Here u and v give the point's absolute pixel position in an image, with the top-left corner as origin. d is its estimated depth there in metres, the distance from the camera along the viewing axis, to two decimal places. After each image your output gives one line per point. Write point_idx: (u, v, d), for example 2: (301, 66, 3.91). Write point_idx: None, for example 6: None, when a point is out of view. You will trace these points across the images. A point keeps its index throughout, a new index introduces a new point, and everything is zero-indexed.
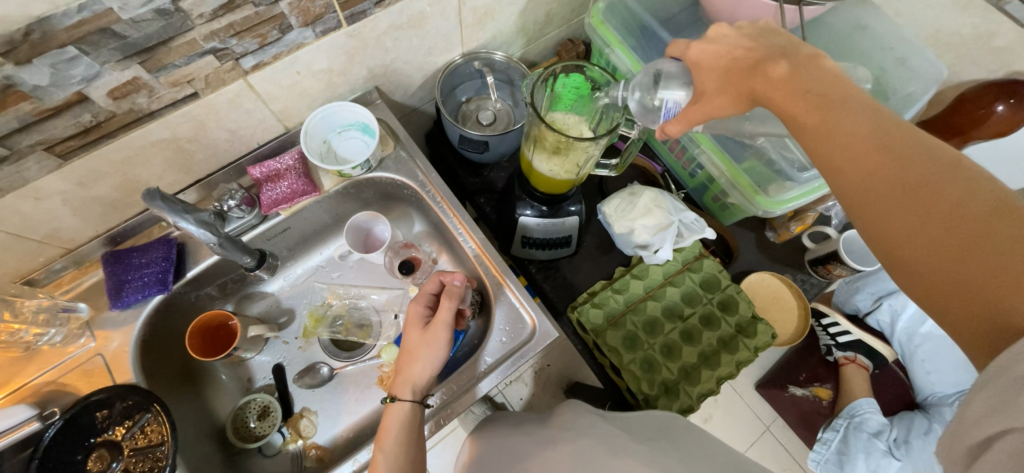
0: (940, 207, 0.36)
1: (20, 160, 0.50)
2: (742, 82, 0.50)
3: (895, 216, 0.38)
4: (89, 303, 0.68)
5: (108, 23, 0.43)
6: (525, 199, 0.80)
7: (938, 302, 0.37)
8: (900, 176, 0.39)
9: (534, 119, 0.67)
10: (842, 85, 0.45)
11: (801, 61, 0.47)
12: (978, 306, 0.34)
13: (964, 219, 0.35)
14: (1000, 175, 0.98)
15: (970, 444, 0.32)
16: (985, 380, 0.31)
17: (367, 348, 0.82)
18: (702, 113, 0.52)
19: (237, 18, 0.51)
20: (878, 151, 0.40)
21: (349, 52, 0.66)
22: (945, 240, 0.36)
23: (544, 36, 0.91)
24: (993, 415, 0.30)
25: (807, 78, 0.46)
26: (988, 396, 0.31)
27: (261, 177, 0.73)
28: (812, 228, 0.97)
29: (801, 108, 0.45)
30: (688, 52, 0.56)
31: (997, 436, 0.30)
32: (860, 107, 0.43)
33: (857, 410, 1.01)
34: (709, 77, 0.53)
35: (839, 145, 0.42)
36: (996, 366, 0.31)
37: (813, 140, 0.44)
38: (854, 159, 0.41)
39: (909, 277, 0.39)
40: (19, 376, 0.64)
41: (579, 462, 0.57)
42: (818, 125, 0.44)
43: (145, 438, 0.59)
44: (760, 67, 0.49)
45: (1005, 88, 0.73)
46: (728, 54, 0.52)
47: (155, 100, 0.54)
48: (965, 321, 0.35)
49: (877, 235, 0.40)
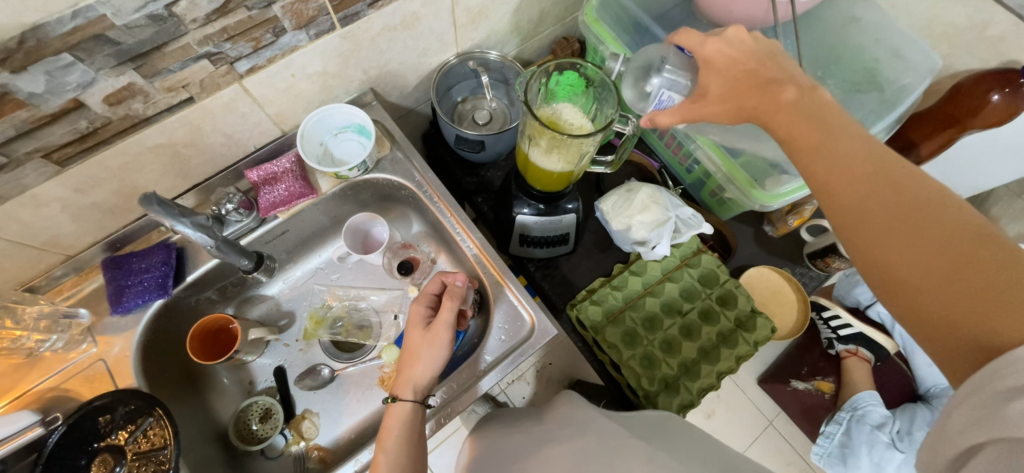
0: (935, 231, 0.39)
1: (18, 168, 0.51)
2: (750, 97, 0.52)
3: (891, 238, 0.40)
4: (90, 309, 0.68)
5: (102, 29, 0.44)
6: (522, 198, 0.80)
7: (925, 323, 0.39)
8: (894, 202, 0.41)
9: (529, 117, 0.66)
10: (840, 116, 0.48)
11: (806, 89, 0.50)
12: (962, 329, 0.36)
13: (956, 242, 0.38)
14: (997, 165, 0.98)
15: (957, 452, 0.34)
16: (965, 394, 0.35)
17: (367, 350, 0.83)
18: (699, 112, 0.56)
19: (230, 22, 0.51)
20: (873, 177, 0.43)
21: (343, 55, 0.66)
22: (936, 264, 0.38)
23: (538, 35, 0.91)
24: (976, 426, 0.33)
25: (812, 109, 0.48)
26: (972, 407, 0.34)
27: (258, 180, 0.72)
28: (809, 222, 0.96)
29: (802, 130, 0.48)
30: (702, 48, 0.56)
31: (984, 444, 0.32)
32: (857, 135, 0.46)
33: (859, 403, 1.02)
34: (718, 82, 0.55)
35: (837, 169, 0.44)
36: (979, 380, 0.34)
37: (813, 160, 0.46)
38: (853, 181, 0.43)
39: (898, 298, 0.41)
40: (22, 382, 0.64)
41: (578, 459, 0.57)
42: (817, 148, 0.46)
43: (148, 442, 0.59)
44: (770, 87, 0.51)
45: (995, 78, 0.74)
46: (741, 64, 0.54)
47: (151, 106, 0.54)
48: (952, 343, 0.37)
49: (869, 257, 0.42)
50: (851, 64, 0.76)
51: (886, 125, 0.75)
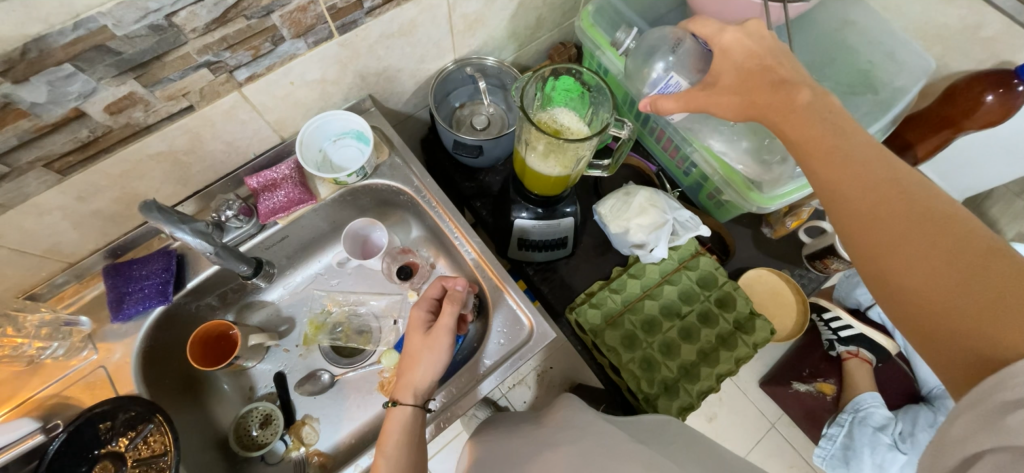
0: (943, 241, 0.39)
1: (19, 177, 0.51)
2: (759, 96, 0.52)
3: (900, 248, 0.41)
4: (91, 317, 0.69)
5: (103, 39, 0.45)
6: (520, 202, 0.80)
7: (929, 332, 0.39)
8: (904, 210, 0.41)
9: (525, 122, 0.66)
10: (850, 122, 0.49)
11: (819, 92, 0.51)
12: (965, 338, 0.37)
13: (963, 254, 0.38)
14: (994, 165, 0.98)
15: (958, 460, 0.35)
16: (968, 405, 0.35)
17: (367, 354, 0.83)
18: (706, 101, 0.57)
19: (229, 31, 0.52)
20: (885, 185, 0.43)
21: (341, 62, 0.67)
22: (942, 274, 0.38)
23: (535, 40, 0.92)
24: (978, 435, 0.33)
25: (824, 110, 0.49)
26: (973, 417, 0.34)
27: (258, 187, 0.73)
28: (807, 223, 0.96)
29: (814, 132, 0.48)
30: (720, 37, 0.56)
31: (985, 452, 0.33)
32: (865, 141, 0.47)
33: (861, 405, 1.01)
34: (732, 73, 0.55)
35: (849, 175, 0.45)
36: (983, 390, 0.34)
37: (823, 165, 0.47)
38: (865, 188, 0.44)
39: (901, 306, 0.41)
40: (23, 389, 0.64)
41: (579, 462, 0.57)
42: (829, 151, 0.47)
43: (148, 449, 0.59)
44: (784, 88, 0.51)
45: (992, 78, 0.75)
46: (757, 59, 0.54)
47: (151, 114, 0.55)
48: (955, 352, 0.37)
49: (877, 266, 0.42)
50: (846, 66, 0.77)
51: (882, 127, 0.75)
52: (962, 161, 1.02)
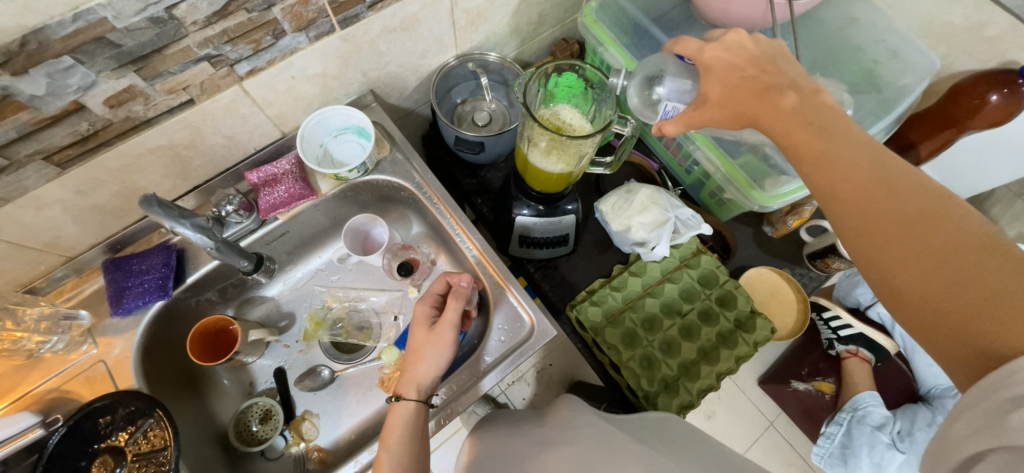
0: (935, 239, 0.39)
1: (19, 170, 0.51)
2: (747, 104, 0.52)
3: (892, 248, 0.41)
4: (90, 311, 0.68)
5: (102, 32, 0.44)
6: (522, 199, 0.80)
7: (930, 330, 0.39)
8: (897, 209, 0.41)
9: (528, 118, 0.66)
10: (841, 120, 0.48)
11: (806, 93, 0.50)
12: (966, 336, 0.37)
13: (956, 251, 0.38)
14: (996, 165, 0.98)
15: (960, 458, 0.35)
16: (970, 402, 0.35)
17: (367, 350, 0.83)
18: (700, 119, 0.55)
19: (230, 24, 0.51)
20: (876, 184, 0.43)
21: (342, 57, 0.66)
22: (938, 272, 0.38)
23: (538, 36, 0.91)
24: (980, 434, 0.33)
25: (812, 113, 0.48)
26: (974, 416, 0.34)
27: (258, 182, 0.73)
28: (809, 222, 0.96)
29: (803, 137, 0.48)
30: (701, 55, 0.56)
31: (986, 451, 0.33)
32: (856, 139, 0.46)
33: (860, 404, 1.01)
34: (718, 84, 0.55)
35: (839, 176, 0.45)
36: (983, 389, 0.34)
37: (814, 168, 0.47)
38: (855, 189, 0.44)
39: (902, 306, 0.41)
40: (23, 383, 0.64)
41: (578, 461, 0.57)
42: (819, 155, 0.46)
43: (148, 443, 0.59)
44: (769, 95, 0.51)
45: (997, 78, 0.74)
46: (739, 72, 0.54)
47: (151, 108, 0.54)
48: (957, 350, 0.37)
49: (875, 268, 0.42)
50: (850, 64, 0.76)
51: (886, 126, 0.75)
52: (965, 161, 1.01)
